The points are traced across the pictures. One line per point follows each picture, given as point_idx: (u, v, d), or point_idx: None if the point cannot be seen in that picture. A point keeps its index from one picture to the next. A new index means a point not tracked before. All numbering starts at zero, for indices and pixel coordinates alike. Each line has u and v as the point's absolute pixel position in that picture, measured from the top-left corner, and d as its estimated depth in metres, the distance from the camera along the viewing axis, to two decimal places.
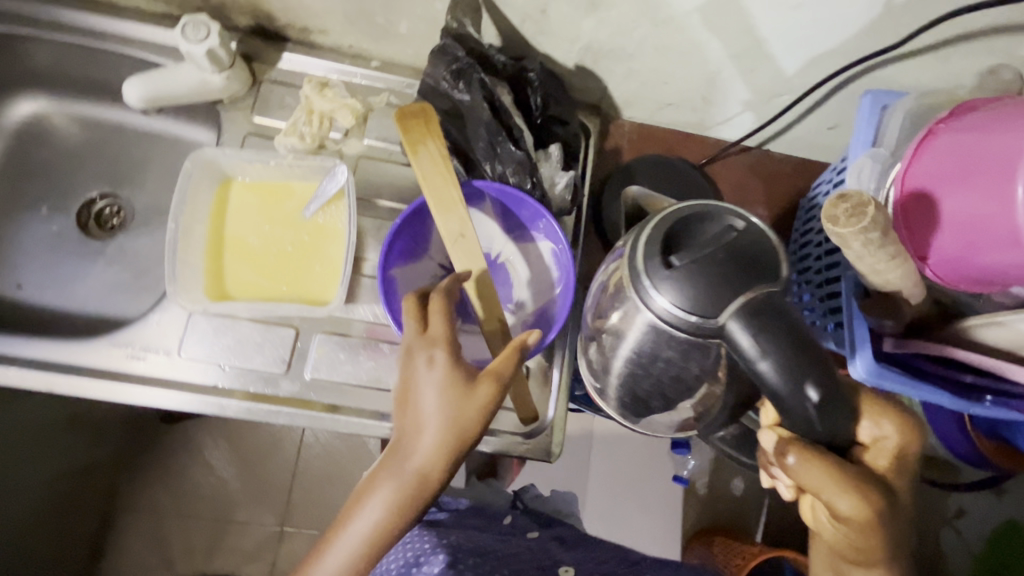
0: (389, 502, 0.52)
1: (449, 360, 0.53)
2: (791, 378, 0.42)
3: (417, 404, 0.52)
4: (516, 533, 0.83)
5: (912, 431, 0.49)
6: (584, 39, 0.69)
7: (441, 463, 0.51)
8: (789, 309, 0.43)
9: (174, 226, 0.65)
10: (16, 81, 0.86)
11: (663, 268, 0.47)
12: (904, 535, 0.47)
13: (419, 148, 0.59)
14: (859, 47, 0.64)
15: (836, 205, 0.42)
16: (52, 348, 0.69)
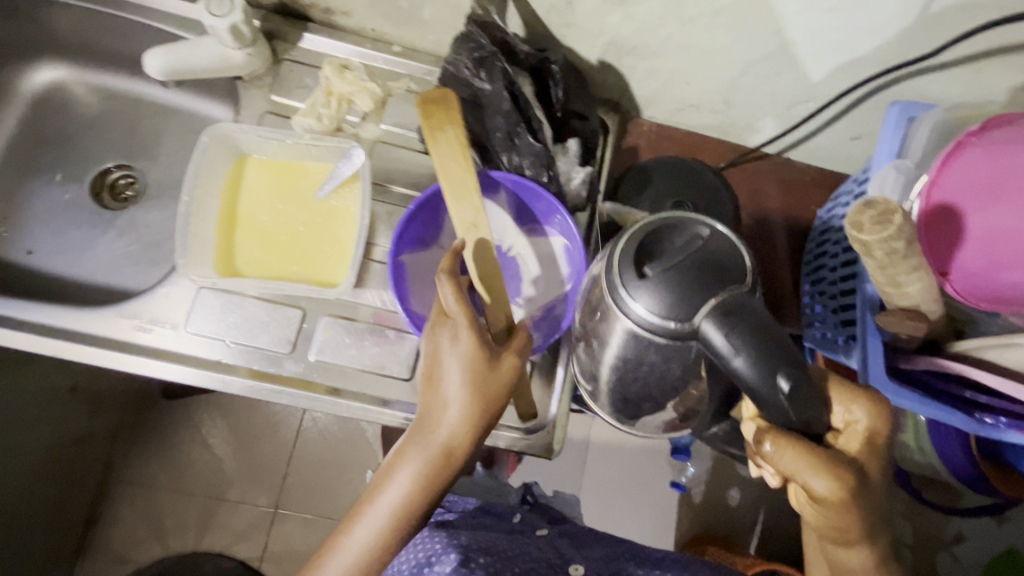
0: (418, 475, 0.54)
1: (471, 339, 0.53)
2: (761, 369, 0.41)
3: (443, 381, 0.54)
4: (525, 532, 0.82)
5: (883, 412, 0.48)
6: (608, 34, 0.68)
7: (466, 434, 0.54)
8: (755, 308, 0.43)
9: (187, 199, 0.65)
10: (38, 47, 0.86)
11: (636, 276, 0.48)
12: (880, 517, 0.47)
13: (439, 134, 0.57)
14: (888, 57, 0.63)
15: (862, 212, 0.43)
16: (59, 314, 0.69)
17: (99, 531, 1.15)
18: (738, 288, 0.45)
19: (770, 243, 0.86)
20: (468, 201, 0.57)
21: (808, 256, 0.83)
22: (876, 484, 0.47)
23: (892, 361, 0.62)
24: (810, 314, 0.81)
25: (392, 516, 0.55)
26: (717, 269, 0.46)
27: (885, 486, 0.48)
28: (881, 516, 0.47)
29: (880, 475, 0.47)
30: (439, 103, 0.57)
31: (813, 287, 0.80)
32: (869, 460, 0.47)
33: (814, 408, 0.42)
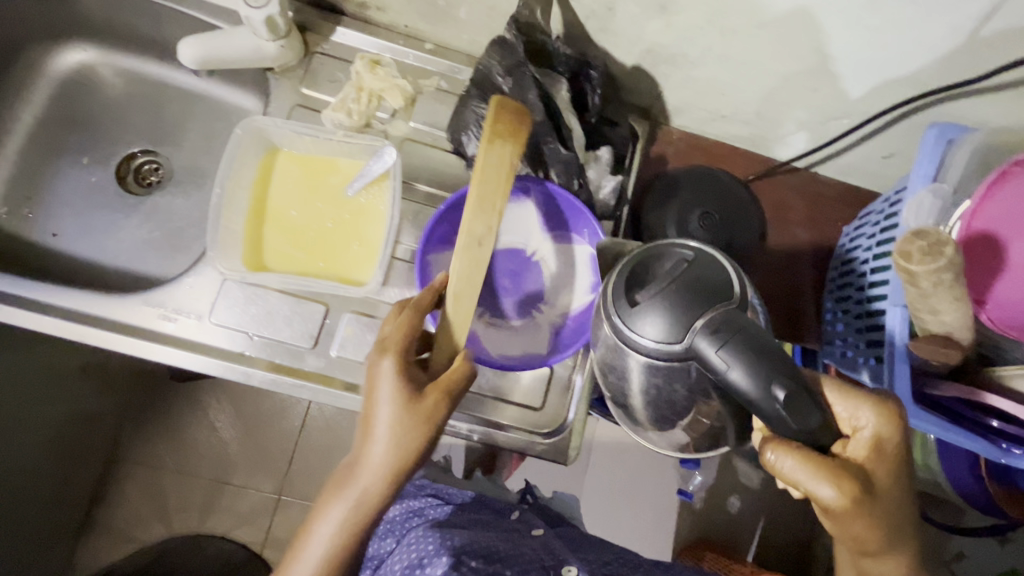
0: (343, 514, 0.54)
1: (394, 378, 0.54)
2: (759, 380, 0.41)
3: (368, 421, 0.54)
4: (520, 531, 0.79)
5: (891, 418, 0.48)
6: (646, 42, 0.67)
7: (386, 472, 0.53)
8: (745, 321, 0.44)
9: (219, 191, 0.65)
10: (66, 29, 0.85)
11: (630, 304, 0.48)
12: (897, 524, 0.47)
13: (494, 144, 0.55)
14: (931, 78, 0.62)
15: (913, 242, 0.49)
16: (84, 299, 0.69)
17: (105, 512, 1.16)
18: (726, 305, 0.46)
19: (793, 257, 0.86)
20: (489, 214, 0.56)
21: (835, 271, 0.82)
22: (891, 492, 0.47)
23: (918, 387, 0.61)
24: (830, 329, 0.81)
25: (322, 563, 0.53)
26: (705, 286, 0.47)
27: (903, 493, 0.48)
28: (898, 523, 0.47)
29: (893, 482, 0.47)
30: (512, 121, 0.55)
31: (839, 304, 0.79)
32: (881, 468, 0.47)
33: (812, 414, 0.42)
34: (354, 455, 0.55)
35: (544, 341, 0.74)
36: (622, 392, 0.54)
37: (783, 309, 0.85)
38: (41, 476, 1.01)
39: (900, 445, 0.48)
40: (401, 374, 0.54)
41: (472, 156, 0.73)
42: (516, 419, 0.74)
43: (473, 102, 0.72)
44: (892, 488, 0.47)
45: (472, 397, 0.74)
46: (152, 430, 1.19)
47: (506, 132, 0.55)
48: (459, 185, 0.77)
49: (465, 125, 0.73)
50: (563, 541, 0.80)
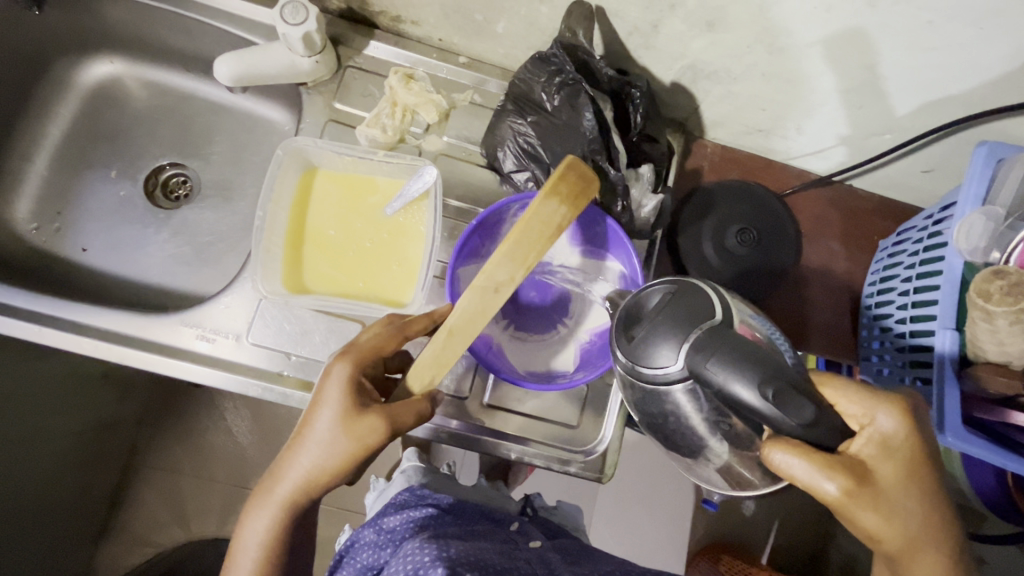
0: (265, 519, 0.53)
1: (342, 388, 0.52)
2: (747, 386, 0.42)
3: (305, 428, 0.52)
4: (517, 542, 0.68)
5: (901, 415, 0.45)
6: (689, 57, 0.66)
7: (313, 481, 0.52)
8: (726, 334, 0.45)
9: (261, 213, 0.65)
10: (93, 41, 0.84)
11: (630, 338, 0.50)
12: (912, 528, 0.44)
13: (549, 198, 0.51)
14: (983, 96, 0.61)
15: (992, 283, 0.55)
16: (121, 320, 0.69)
17: (128, 521, 1.15)
18: (708, 322, 0.47)
19: (828, 271, 0.85)
20: (515, 264, 0.52)
21: (871, 289, 0.81)
22: (901, 491, 0.44)
23: (967, 410, 0.60)
24: (865, 346, 0.80)
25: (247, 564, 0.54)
26: (687, 305, 0.48)
27: (920, 496, 0.44)
28: (915, 528, 0.44)
29: (905, 482, 0.44)
30: (579, 185, 0.52)
31: (876, 322, 0.78)
32: (888, 466, 0.44)
33: (806, 405, 0.41)
34: (283, 458, 0.54)
35: (571, 358, 0.73)
36: (687, 438, 0.52)
37: (817, 324, 0.84)
38: (65, 485, 1.01)
39: (914, 443, 0.45)
40: (350, 385, 0.53)
41: (509, 171, 0.72)
42: (545, 435, 0.74)
43: (510, 117, 0.71)
44: (904, 488, 0.44)
45: (506, 416, 0.74)
46: (170, 436, 1.19)
47: (570, 197, 0.51)
48: (493, 200, 0.76)
49: (501, 140, 0.72)
50: (560, 553, 0.68)
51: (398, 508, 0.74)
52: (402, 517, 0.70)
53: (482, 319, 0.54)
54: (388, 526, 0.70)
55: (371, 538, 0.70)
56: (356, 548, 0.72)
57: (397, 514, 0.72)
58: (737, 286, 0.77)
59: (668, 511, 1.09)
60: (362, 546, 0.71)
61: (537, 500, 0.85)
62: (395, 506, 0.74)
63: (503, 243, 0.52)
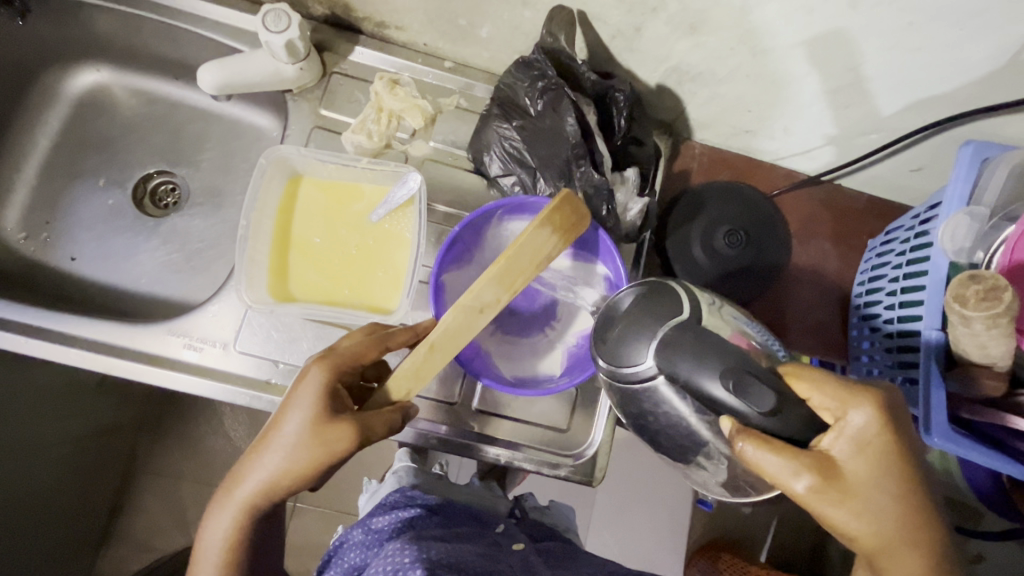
0: (228, 517, 0.54)
1: (316, 393, 0.52)
2: (709, 380, 0.47)
3: (274, 429, 0.53)
4: (501, 545, 0.68)
5: (873, 409, 0.44)
6: (673, 60, 0.66)
7: (278, 485, 0.52)
8: (690, 332, 0.49)
9: (245, 222, 0.65)
10: (79, 51, 0.84)
11: (604, 342, 0.54)
12: (885, 525, 0.43)
13: (543, 225, 0.52)
14: (968, 95, 0.61)
15: (968, 287, 0.53)
16: (109, 329, 0.69)
17: (125, 527, 1.16)
18: (675, 318, 0.51)
19: (818, 272, 0.85)
20: (501, 287, 0.54)
21: (860, 288, 0.81)
22: (872, 487, 0.43)
23: (954, 409, 0.61)
24: (855, 346, 0.80)
25: (208, 561, 0.54)
26: (658, 307, 0.52)
27: (893, 492, 0.43)
28: (889, 525, 0.43)
29: (877, 479, 0.43)
30: (571, 220, 0.54)
31: (866, 321, 0.78)
32: (858, 461, 0.43)
33: (768, 393, 0.45)
34: (249, 458, 0.54)
35: (557, 362, 0.73)
36: (686, 444, 0.53)
37: (807, 324, 0.84)
38: (62, 493, 1.02)
39: (890, 439, 0.44)
40: (323, 390, 0.53)
41: (495, 176, 0.72)
42: (533, 438, 0.74)
43: (495, 121, 0.70)
44: (875, 484, 0.43)
45: (495, 421, 0.74)
46: (167, 442, 1.19)
47: (561, 223, 0.53)
48: (480, 205, 0.76)
49: (487, 145, 0.71)
50: (545, 556, 0.68)
51: (388, 508, 0.74)
52: (390, 517, 0.71)
53: (463, 339, 0.55)
54: (376, 526, 0.71)
55: (359, 538, 0.71)
56: (344, 548, 0.71)
57: (386, 514, 0.72)
58: (725, 288, 0.77)
59: (665, 512, 1.08)
60: (350, 546, 0.71)
61: (529, 501, 0.85)
62: (385, 506, 0.75)
63: (493, 266, 0.53)
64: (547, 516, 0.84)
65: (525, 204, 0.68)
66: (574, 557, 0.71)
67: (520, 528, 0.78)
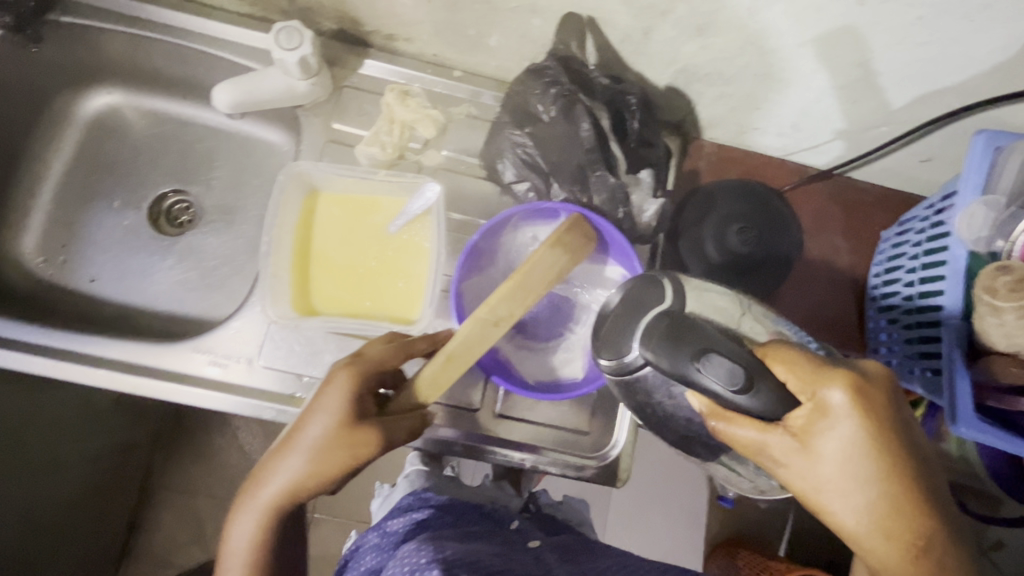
0: (253, 518, 0.54)
1: (343, 397, 0.53)
2: (680, 360, 0.47)
3: (299, 431, 0.53)
4: (515, 542, 0.68)
5: (846, 390, 0.43)
6: (682, 62, 0.67)
7: (301, 487, 0.53)
8: (666, 318, 0.50)
9: (266, 240, 0.66)
10: (90, 75, 0.85)
11: (603, 339, 0.54)
12: (849, 509, 0.43)
13: (557, 245, 0.59)
14: (976, 87, 0.61)
15: (997, 278, 0.55)
16: (132, 349, 0.69)
17: (145, 544, 1.16)
18: (660, 308, 0.52)
19: (831, 266, 0.85)
20: (516, 303, 0.57)
21: (876, 279, 0.81)
22: (838, 473, 0.43)
23: (978, 399, 0.62)
24: (873, 337, 0.81)
25: (235, 565, 0.55)
26: (644, 301, 0.53)
27: (866, 476, 0.43)
28: (855, 510, 0.43)
29: (846, 462, 0.43)
30: (582, 242, 0.61)
31: (883, 312, 0.78)
32: (827, 444, 0.43)
33: (736, 369, 0.45)
34: (273, 458, 0.55)
35: (580, 366, 0.73)
36: (707, 440, 0.55)
37: (823, 317, 0.85)
38: (82, 514, 1.02)
39: (862, 422, 0.42)
40: (351, 395, 0.54)
41: (509, 183, 0.73)
42: (554, 441, 0.74)
43: (507, 129, 0.71)
44: (843, 467, 0.43)
45: (517, 425, 0.74)
46: (180, 459, 1.19)
47: (570, 246, 0.59)
48: (495, 211, 0.76)
49: (499, 152, 0.72)
50: (558, 551, 0.68)
51: (402, 511, 0.75)
52: (405, 519, 0.72)
53: (482, 348, 0.57)
54: (391, 529, 0.71)
55: (375, 541, 0.71)
56: (360, 552, 0.72)
57: (401, 516, 0.73)
58: (740, 284, 0.78)
59: (680, 508, 1.09)
60: (367, 550, 0.71)
61: (542, 497, 0.86)
62: (399, 509, 0.75)
63: (506, 281, 0.57)
64: (559, 510, 0.84)
65: (541, 209, 0.68)
66: (587, 548, 0.70)
67: (534, 524, 0.79)
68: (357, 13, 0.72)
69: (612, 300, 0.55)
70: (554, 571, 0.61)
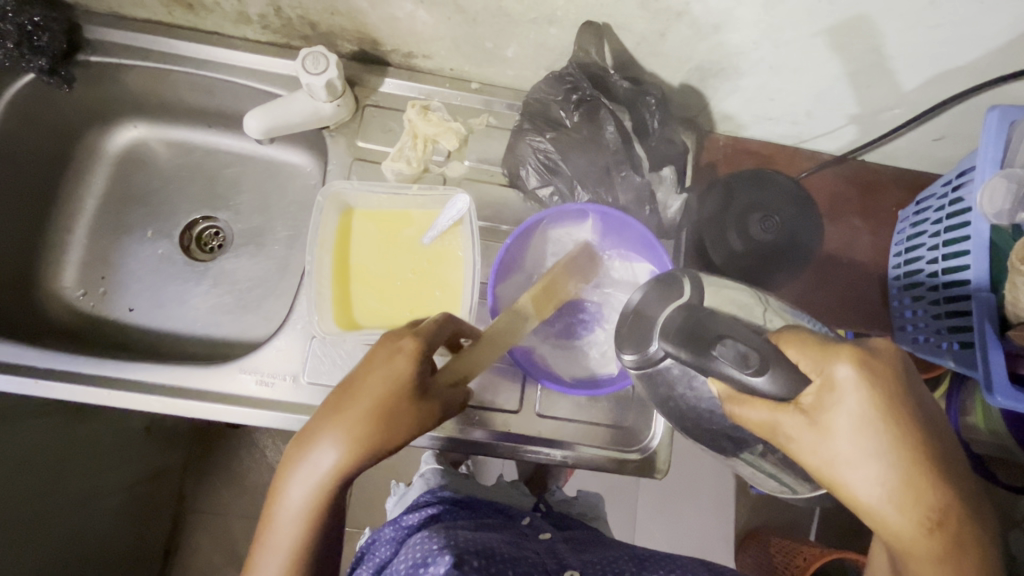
0: (306, 484, 0.51)
1: (406, 357, 0.53)
2: (698, 349, 0.48)
3: (357, 392, 0.52)
4: (527, 535, 0.69)
5: (852, 364, 0.44)
6: (697, 60, 0.69)
7: (359, 451, 0.51)
8: (687, 314, 0.51)
9: (310, 260, 0.68)
10: (118, 110, 0.87)
11: (626, 337, 0.56)
12: (867, 481, 0.43)
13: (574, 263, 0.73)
14: (988, 65, 0.63)
15: None
16: (178, 375, 0.71)
17: (182, 567, 1.17)
18: (679, 302, 0.53)
19: (851, 249, 0.86)
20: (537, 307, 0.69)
21: (898, 260, 0.82)
22: (850, 446, 0.43)
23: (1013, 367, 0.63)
24: (897, 316, 0.81)
25: (287, 529, 0.52)
26: (663, 298, 0.55)
27: (879, 450, 0.43)
28: (872, 483, 0.43)
29: (858, 435, 0.43)
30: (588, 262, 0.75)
31: (908, 290, 0.79)
32: (838, 418, 0.44)
33: (751, 352, 0.46)
34: (324, 420, 0.52)
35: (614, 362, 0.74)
36: (735, 437, 0.55)
37: (845, 299, 0.86)
38: (121, 537, 1.03)
39: (872, 394, 0.44)
40: (414, 355, 0.53)
41: (533, 188, 0.75)
42: (586, 438, 0.75)
43: (528, 136, 0.73)
44: (856, 440, 0.43)
45: (552, 424, 0.75)
46: (212, 479, 1.20)
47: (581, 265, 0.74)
48: (518, 216, 0.78)
49: (522, 159, 0.74)
50: (569, 543, 0.69)
51: (418, 507, 0.75)
52: (420, 513, 0.72)
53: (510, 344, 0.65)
54: (406, 523, 0.72)
55: (390, 535, 0.72)
56: (376, 545, 0.73)
57: (415, 512, 0.73)
58: (764, 272, 0.79)
59: (709, 499, 1.09)
60: (382, 543, 0.72)
61: (555, 494, 0.86)
62: (415, 506, 0.76)
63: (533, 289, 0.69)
64: (573, 506, 0.85)
65: (566, 210, 0.70)
66: (599, 542, 0.71)
67: (547, 519, 0.80)
68: (377, 34, 0.74)
69: (634, 298, 0.57)
70: (566, 558, 0.63)
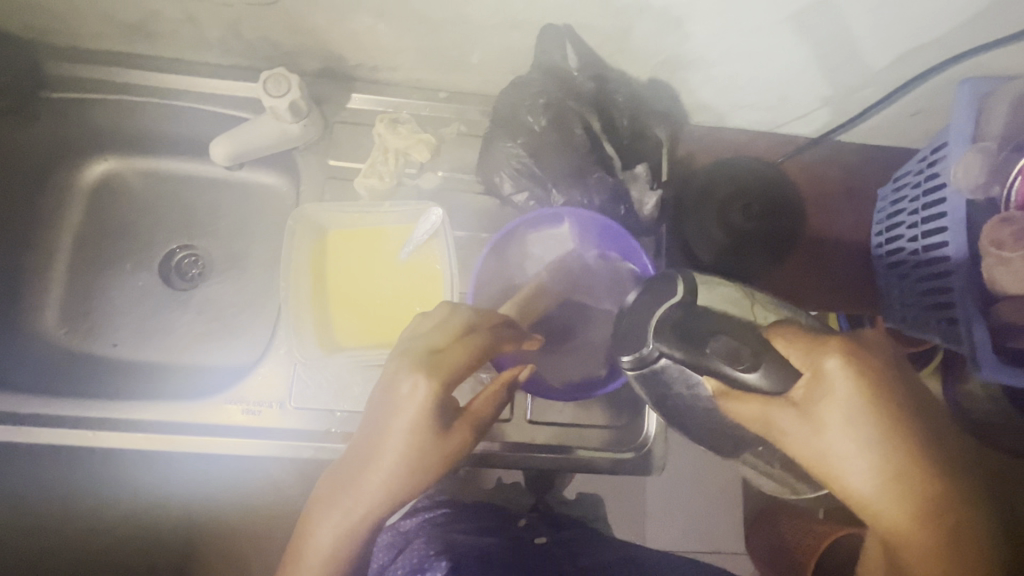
0: (336, 530, 0.53)
1: (427, 403, 0.51)
2: (691, 348, 0.48)
3: (383, 439, 0.52)
4: (523, 539, 0.69)
5: (840, 356, 0.44)
6: (664, 54, 0.68)
7: (389, 495, 0.52)
8: (681, 316, 0.51)
9: (285, 285, 0.68)
10: (87, 143, 0.86)
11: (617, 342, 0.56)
12: (861, 475, 0.43)
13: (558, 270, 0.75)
14: (956, 38, 0.62)
15: (1001, 229, 0.60)
16: (165, 408, 0.71)
17: None
18: (670, 301, 0.53)
19: (834, 230, 0.85)
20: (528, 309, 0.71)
21: (880, 238, 0.82)
22: (843, 440, 0.43)
23: (999, 341, 0.62)
24: (885, 294, 0.81)
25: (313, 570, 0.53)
26: (655, 298, 0.54)
27: (872, 443, 0.42)
28: (866, 476, 0.42)
29: (847, 427, 0.43)
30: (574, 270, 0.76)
31: (892, 269, 0.79)
32: (829, 412, 0.43)
33: (742, 347, 0.46)
34: (357, 467, 0.53)
35: (601, 361, 0.73)
36: (723, 432, 0.55)
37: (832, 281, 0.85)
38: None
39: (865, 387, 0.43)
40: (434, 400, 0.51)
41: (508, 195, 0.74)
42: (582, 440, 0.75)
43: (501, 142, 0.72)
44: (848, 433, 0.43)
45: (546, 429, 0.75)
46: None
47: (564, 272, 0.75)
48: (496, 222, 0.78)
49: (495, 166, 0.73)
50: (564, 546, 0.69)
51: (414, 512, 0.77)
52: (416, 519, 0.74)
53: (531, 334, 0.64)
54: (402, 529, 0.73)
55: (388, 540, 0.72)
56: None
57: (413, 516, 0.75)
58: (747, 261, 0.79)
59: None
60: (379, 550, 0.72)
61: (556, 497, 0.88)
62: (412, 511, 0.77)
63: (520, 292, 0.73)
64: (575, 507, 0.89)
65: (541, 215, 0.70)
66: (595, 543, 0.71)
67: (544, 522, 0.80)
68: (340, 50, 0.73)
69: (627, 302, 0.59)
70: (563, 562, 0.62)
